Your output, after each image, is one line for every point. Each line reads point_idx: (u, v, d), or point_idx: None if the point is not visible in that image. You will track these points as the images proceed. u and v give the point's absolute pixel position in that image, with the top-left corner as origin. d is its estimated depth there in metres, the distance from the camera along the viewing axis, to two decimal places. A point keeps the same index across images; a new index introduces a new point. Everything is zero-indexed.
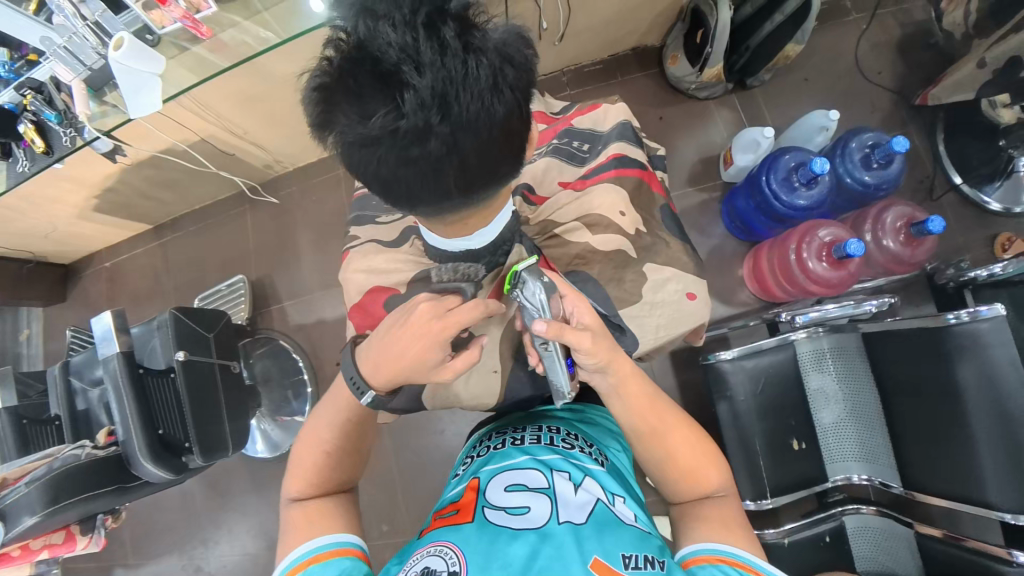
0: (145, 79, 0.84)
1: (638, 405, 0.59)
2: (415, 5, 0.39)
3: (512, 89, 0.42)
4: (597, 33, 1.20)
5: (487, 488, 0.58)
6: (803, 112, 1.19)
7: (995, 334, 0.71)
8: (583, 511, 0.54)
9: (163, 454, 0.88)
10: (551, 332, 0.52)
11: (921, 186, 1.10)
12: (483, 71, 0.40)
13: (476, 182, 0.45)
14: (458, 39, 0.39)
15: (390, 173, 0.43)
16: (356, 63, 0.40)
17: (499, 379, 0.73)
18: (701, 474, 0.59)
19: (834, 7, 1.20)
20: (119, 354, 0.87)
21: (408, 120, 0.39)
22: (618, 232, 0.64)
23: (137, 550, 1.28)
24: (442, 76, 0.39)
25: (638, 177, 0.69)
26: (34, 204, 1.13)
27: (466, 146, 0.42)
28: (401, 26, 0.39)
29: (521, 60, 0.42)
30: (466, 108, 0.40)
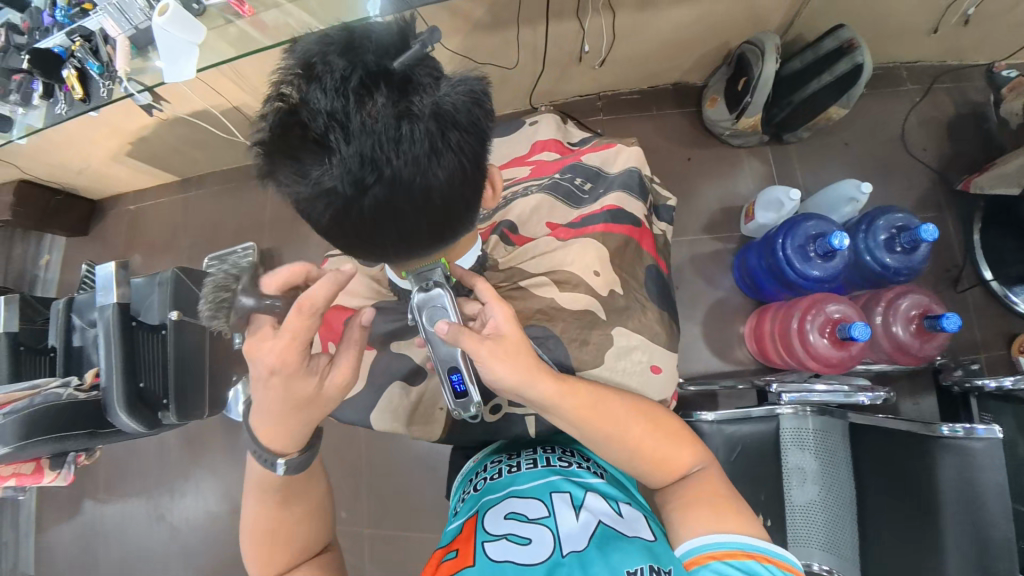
0: (184, 47, 0.87)
1: (583, 410, 0.53)
2: (348, 69, 0.38)
3: (454, 150, 0.40)
4: (638, 63, 1.18)
5: (484, 519, 0.53)
6: (836, 177, 1.14)
7: (987, 456, 0.67)
8: (586, 536, 0.50)
9: (138, 406, 0.91)
10: (450, 334, 0.49)
11: (948, 275, 1.05)
12: (418, 137, 0.38)
13: (419, 240, 0.45)
14: (391, 104, 0.38)
15: (331, 228, 0.43)
16: (288, 126, 0.39)
17: (442, 419, 0.70)
18: (674, 457, 0.56)
19: (889, 75, 1.15)
20: (114, 305, 0.90)
21: (340, 183, 0.39)
22: (588, 292, 0.62)
23: (109, 486, 1.33)
24: (371, 141, 0.38)
25: (625, 235, 0.66)
26: (70, 142, 1.18)
27: (401, 207, 0.41)
28: (331, 91, 0.38)
29: (467, 120, 0.41)
30: (400, 172, 0.39)
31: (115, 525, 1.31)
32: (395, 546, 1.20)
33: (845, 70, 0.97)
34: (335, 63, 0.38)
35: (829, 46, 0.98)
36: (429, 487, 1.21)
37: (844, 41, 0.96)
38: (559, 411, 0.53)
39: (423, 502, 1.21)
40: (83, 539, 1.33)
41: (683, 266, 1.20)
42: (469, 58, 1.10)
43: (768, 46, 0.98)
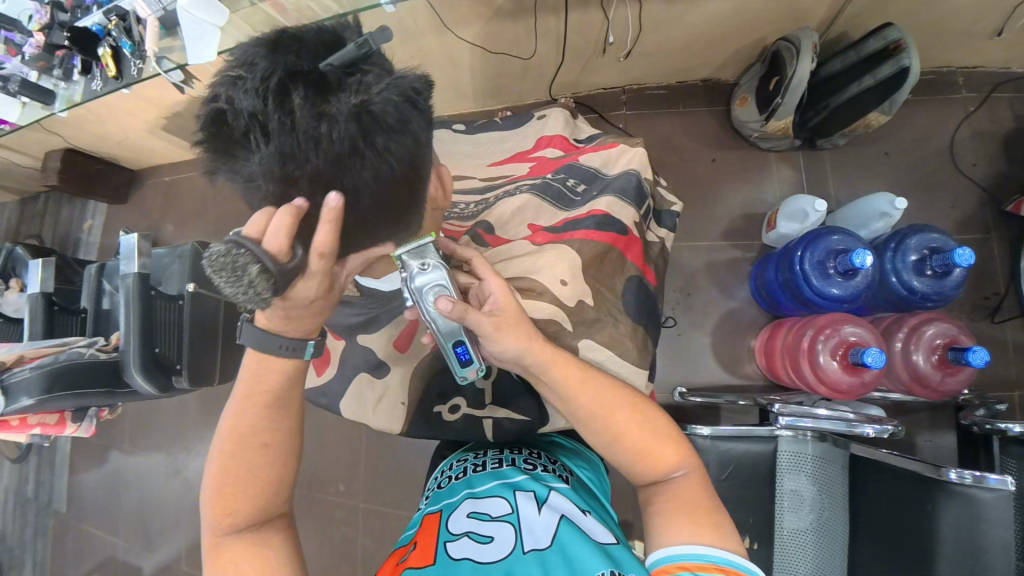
0: (206, 29, 0.89)
1: (579, 384, 0.52)
2: (268, 68, 0.37)
3: (378, 151, 0.39)
4: (666, 56, 1.12)
5: (448, 519, 0.54)
6: (872, 189, 1.06)
7: (997, 509, 0.62)
8: (549, 534, 0.49)
9: (153, 370, 0.97)
10: (456, 312, 0.48)
11: (986, 303, 0.96)
12: (338, 136, 0.38)
13: (357, 235, 0.46)
14: (310, 104, 0.37)
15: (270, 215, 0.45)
16: (220, 122, 0.40)
17: (404, 413, 0.69)
18: (660, 454, 0.52)
19: (943, 79, 1.05)
20: (135, 275, 0.95)
21: (268, 181, 0.40)
22: (552, 301, 0.58)
23: (134, 437, 1.43)
24: (290, 141, 0.38)
25: (606, 243, 0.63)
26: (110, 113, 1.24)
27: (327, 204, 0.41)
28: (252, 90, 0.38)
29: (392, 118, 0.39)
30: (323, 170, 0.39)
31: (136, 475, 1.42)
32: (386, 523, 1.24)
33: (890, 73, 0.89)
34: (260, 61, 0.38)
35: (874, 47, 0.90)
36: (422, 472, 1.24)
37: (890, 42, 0.88)
38: (549, 380, 0.52)
39: (415, 485, 1.24)
40: (108, 485, 1.45)
41: (696, 273, 1.16)
42: (488, 46, 1.08)
43: (804, 45, 0.92)
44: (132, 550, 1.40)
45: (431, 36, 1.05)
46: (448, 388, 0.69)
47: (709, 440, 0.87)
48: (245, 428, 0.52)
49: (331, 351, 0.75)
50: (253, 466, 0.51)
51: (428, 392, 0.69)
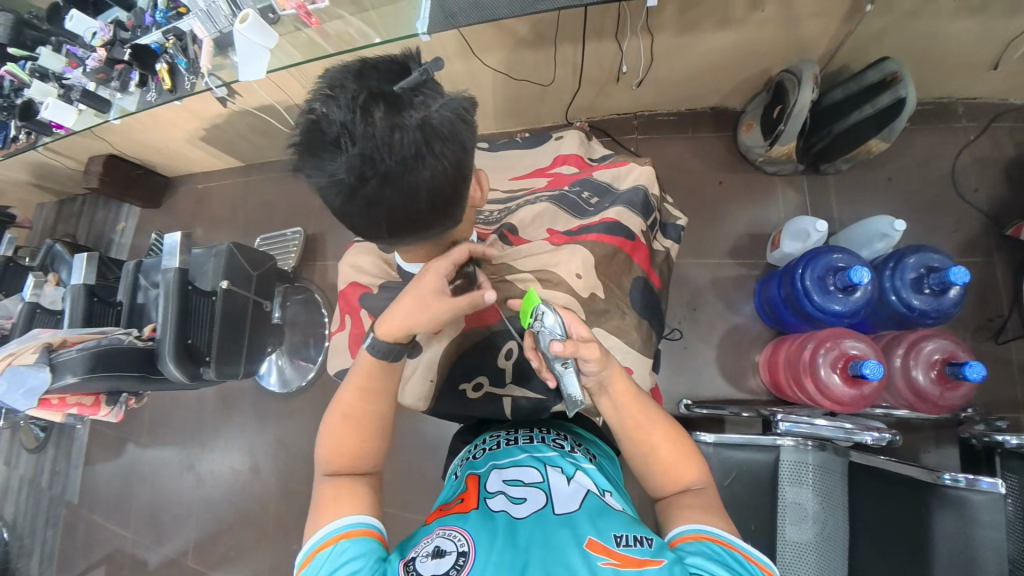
0: (257, 50, 0.98)
1: (626, 399, 0.58)
2: (357, 89, 0.44)
3: (439, 156, 0.45)
4: (678, 84, 1.20)
5: (485, 480, 0.59)
6: (874, 212, 1.11)
7: (988, 510, 0.64)
8: (577, 499, 0.55)
9: (184, 359, 1.02)
10: (570, 347, 0.53)
11: (989, 324, 0.99)
12: (408, 141, 0.44)
13: (415, 231, 0.51)
14: (387, 116, 0.44)
15: (338, 212, 0.50)
16: (311, 132, 0.46)
17: (431, 390, 0.75)
18: (680, 467, 0.58)
19: (943, 109, 1.10)
20: (176, 270, 1.02)
21: (342, 178, 0.46)
22: (567, 292, 0.64)
23: (153, 430, 1.48)
24: (370, 145, 0.44)
25: (615, 245, 0.68)
26: (157, 123, 1.35)
27: (392, 199, 0.46)
28: (344, 105, 0.44)
29: (450, 131, 0.46)
30: (392, 170, 0.45)
31: (152, 468, 1.46)
32: (393, 524, 1.26)
33: (888, 103, 0.95)
34: (349, 83, 0.45)
35: (872, 78, 0.96)
36: (431, 474, 1.27)
37: (886, 74, 0.94)
38: (615, 393, 0.58)
39: (424, 487, 1.26)
40: (124, 476, 1.49)
41: (703, 288, 1.20)
42: (510, 72, 1.17)
43: (805, 75, 0.98)
44: (141, 542, 1.43)
45: (458, 61, 1.14)
46: (473, 366, 0.75)
47: (715, 447, 0.91)
48: (355, 399, 0.62)
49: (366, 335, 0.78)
50: (357, 430, 0.61)
51: (455, 371, 0.75)
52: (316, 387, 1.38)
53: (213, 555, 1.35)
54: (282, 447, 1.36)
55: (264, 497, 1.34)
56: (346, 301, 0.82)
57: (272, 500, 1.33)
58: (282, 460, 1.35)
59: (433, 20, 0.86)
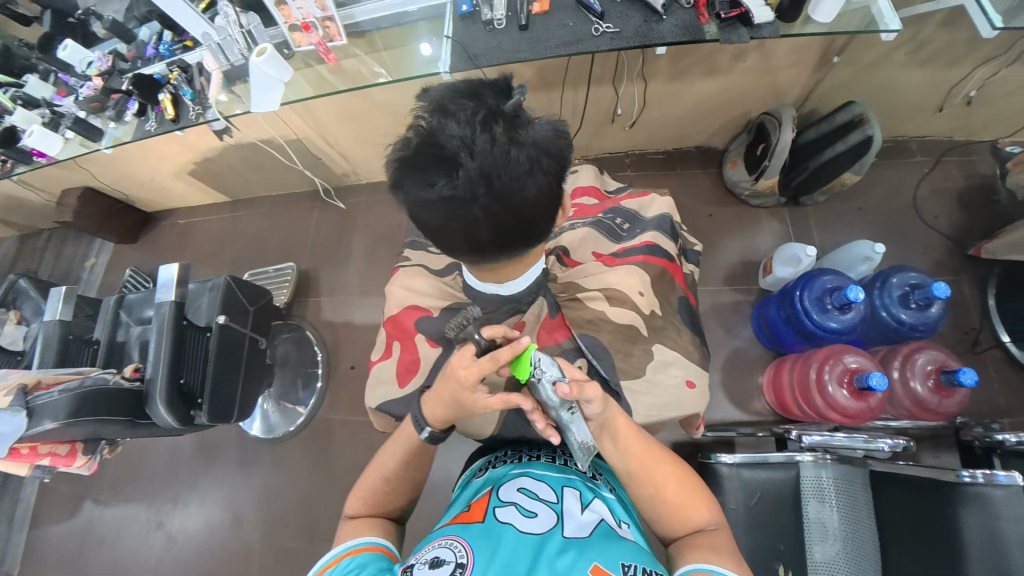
0: (271, 82, 0.99)
1: (630, 434, 0.58)
2: (476, 106, 0.46)
3: (546, 174, 0.48)
4: (667, 126, 1.29)
5: (499, 490, 0.58)
6: (851, 238, 1.21)
7: (1008, 505, 0.68)
8: (588, 526, 0.53)
9: (175, 402, 0.94)
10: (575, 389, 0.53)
11: (965, 336, 1.08)
12: (526, 162, 0.46)
13: (507, 250, 0.53)
14: (506, 135, 0.45)
15: (437, 224, 0.50)
16: (422, 145, 0.46)
17: (495, 417, 0.74)
18: (687, 505, 0.56)
19: (899, 148, 1.25)
20: (172, 303, 0.96)
21: (455, 193, 0.46)
22: (632, 308, 0.68)
23: (117, 486, 1.33)
24: (489, 161, 0.45)
25: (663, 265, 0.73)
26: (147, 155, 1.31)
27: (500, 214, 0.48)
28: (464, 121, 0.45)
29: (555, 151, 0.49)
30: (506, 186, 0.47)
31: (113, 531, 1.30)
32: None
33: (858, 140, 1.05)
34: (465, 101, 0.46)
35: (842, 119, 1.08)
36: (437, 516, 1.19)
37: (855, 116, 1.05)
38: (614, 433, 0.58)
39: (429, 532, 1.18)
40: (76, 543, 1.31)
41: (704, 314, 1.25)
42: None
43: (785, 116, 1.08)
44: None
45: None
46: None
47: (734, 468, 0.92)
48: (391, 463, 0.65)
49: (420, 360, 0.76)
50: (390, 488, 0.64)
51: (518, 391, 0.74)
52: (309, 430, 1.30)
53: None
54: (269, 497, 1.25)
55: (246, 556, 1.21)
56: (397, 327, 0.80)
57: (256, 558, 1.20)
58: (268, 512, 1.23)
59: (457, 61, 0.91)
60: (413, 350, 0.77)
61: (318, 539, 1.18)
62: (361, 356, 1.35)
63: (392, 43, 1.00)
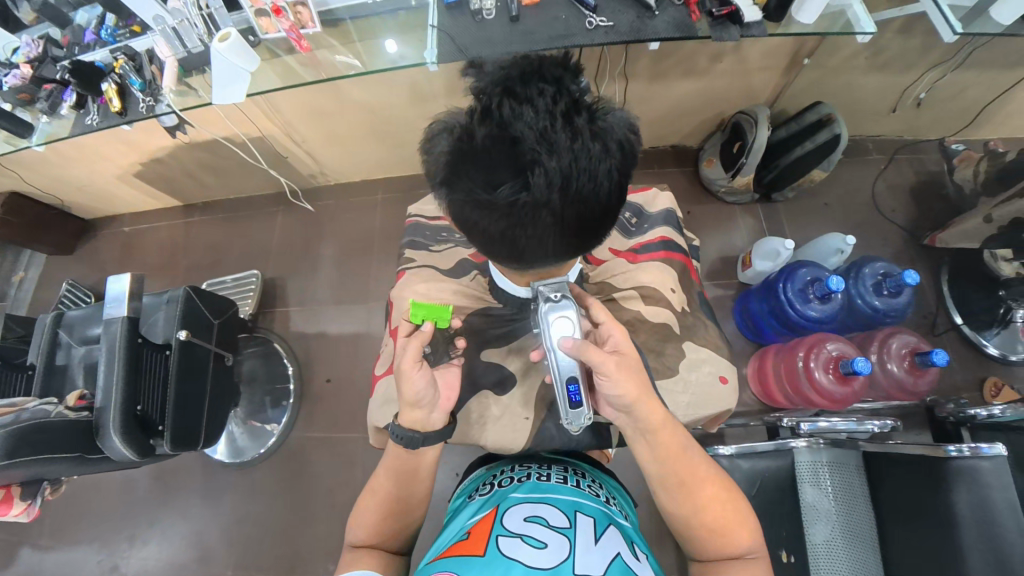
0: (237, 73, 0.90)
1: (673, 450, 0.56)
2: (556, 96, 0.44)
3: (618, 173, 0.48)
4: (646, 126, 1.31)
5: (505, 516, 0.53)
6: (821, 232, 1.28)
7: (995, 475, 0.73)
8: (603, 562, 0.48)
9: (133, 430, 0.83)
10: (576, 347, 0.52)
11: (925, 320, 1.17)
12: (604, 159, 0.46)
13: (567, 249, 0.54)
14: (588, 129, 0.45)
15: (501, 227, 0.49)
16: (495, 138, 0.45)
17: (529, 427, 0.70)
18: (733, 533, 0.54)
19: (857, 146, 1.33)
20: (124, 319, 0.84)
21: (533, 194, 0.45)
22: (667, 306, 0.70)
23: (58, 529, 1.18)
24: (569, 158, 0.44)
25: (683, 262, 0.76)
26: (84, 155, 1.16)
27: (571, 214, 0.48)
28: (543, 112, 0.44)
29: (627, 148, 0.49)
30: (583, 184, 0.46)
31: None
32: None
33: (826, 138, 1.10)
34: (543, 89, 0.45)
35: (810, 119, 1.13)
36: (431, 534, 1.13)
37: (823, 115, 1.10)
38: (654, 440, 0.56)
39: (423, 551, 1.12)
40: None
41: None
42: None
43: (760, 116, 1.12)
44: None
45: (442, 99, 1.11)
46: None
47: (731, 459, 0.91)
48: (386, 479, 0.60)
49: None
50: (390, 512, 0.59)
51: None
52: (282, 452, 1.19)
53: None
54: (239, 528, 1.14)
55: None
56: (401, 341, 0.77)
57: None
58: (241, 545, 1.12)
59: (444, 51, 0.85)
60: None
61: (301, 570, 1.09)
62: (339, 368, 1.27)
63: (371, 34, 0.94)
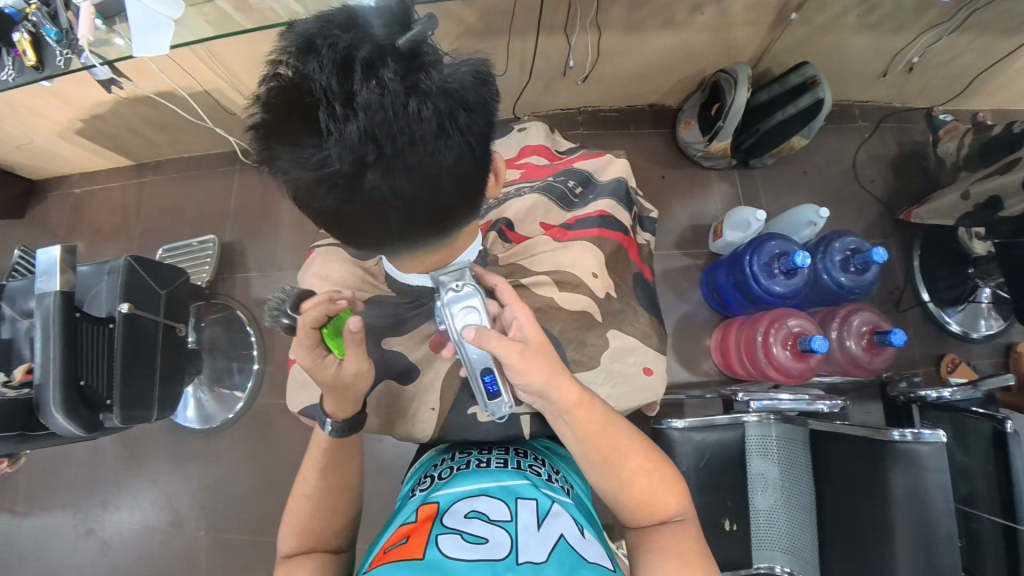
0: (160, 22, 0.81)
1: (592, 428, 0.55)
2: (357, 42, 0.36)
3: (463, 132, 0.38)
4: (620, 83, 1.22)
5: (444, 514, 0.53)
6: (795, 202, 1.24)
7: (934, 459, 0.74)
8: (545, 549, 0.49)
9: (77, 407, 0.82)
10: (476, 338, 0.48)
11: (891, 296, 1.15)
12: (432, 114, 0.37)
13: (430, 228, 0.43)
14: (399, 80, 0.36)
15: (333, 208, 0.40)
16: (282, 99, 0.37)
17: (435, 418, 0.70)
18: (660, 503, 0.56)
19: (843, 111, 1.26)
20: (57, 292, 0.81)
21: (341, 164, 0.37)
22: (587, 294, 0.65)
23: (30, 493, 1.20)
24: (378, 116, 0.36)
25: (619, 242, 0.70)
26: (14, 112, 1.08)
27: (406, 191, 0.39)
28: (333, 63, 0.36)
29: (478, 101, 0.39)
30: (406, 149, 0.37)
31: (31, 540, 1.17)
32: None
33: (808, 104, 1.04)
34: (338, 34, 0.37)
35: (794, 81, 1.05)
36: (391, 497, 1.17)
37: (807, 78, 1.03)
38: (570, 420, 0.55)
39: (386, 511, 1.16)
40: None
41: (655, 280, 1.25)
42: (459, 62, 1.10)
43: (741, 76, 1.04)
44: None
45: None
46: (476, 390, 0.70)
47: (684, 432, 0.91)
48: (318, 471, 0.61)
49: None
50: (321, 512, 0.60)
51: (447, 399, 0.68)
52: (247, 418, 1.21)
53: None
54: (209, 492, 1.18)
55: (189, 554, 1.14)
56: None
57: (202, 557, 1.14)
58: (211, 507, 1.17)
59: None
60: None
61: (271, 530, 1.15)
62: None
63: None
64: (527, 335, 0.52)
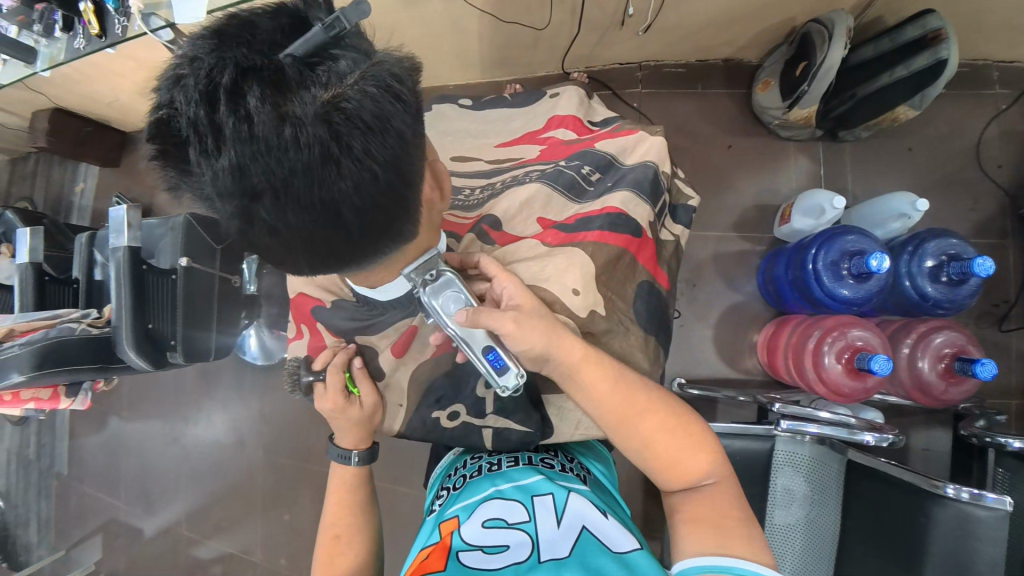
0: None
1: (602, 388, 0.53)
2: (222, 66, 0.36)
3: (351, 158, 0.36)
4: (689, 34, 1.05)
5: (463, 523, 0.54)
6: (893, 185, 1.03)
7: (991, 526, 0.63)
8: (567, 543, 0.50)
9: (145, 345, 0.95)
10: (471, 316, 0.51)
11: (995, 310, 0.95)
12: (306, 141, 0.35)
13: (342, 257, 0.43)
14: (268, 107, 0.35)
15: (242, 235, 0.41)
16: (168, 133, 0.39)
17: (401, 414, 0.67)
18: (688, 462, 0.53)
19: (977, 74, 1.01)
20: (126, 248, 0.91)
21: (229, 197, 0.38)
22: (565, 314, 0.58)
23: (132, 404, 1.44)
24: (248, 148, 0.36)
25: (620, 246, 0.62)
26: (98, 72, 1.18)
27: (299, 222, 0.38)
28: (199, 91, 0.36)
29: (365, 118, 0.36)
30: (289, 180, 0.37)
31: (135, 442, 1.43)
32: None
33: (923, 65, 0.83)
34: (204, 59, 0.37)
35: (909, 35, 0.83)
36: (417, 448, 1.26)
37: (929, 31, 0.82)
38: (582, 382, 0.53)
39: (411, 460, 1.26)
40: (106, 454, 1.45)
41: (704, 264, 1.13)
42: (499, 14, 1.00)
43: (838, 29, 0.84)
44: (133, 513, 1.41)
45: (438, 0, 0.96)
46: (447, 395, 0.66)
47: None
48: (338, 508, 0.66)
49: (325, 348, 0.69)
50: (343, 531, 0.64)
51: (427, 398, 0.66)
52: None
53: (206, 525, 1.35)
54: (266, 421, 1.34)
55: (251, 470, 1.34)
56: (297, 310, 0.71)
57: (259, 474, 1.33)
58: (267, 435, 1.34)
59: None
60: (319, 335, 0.69)
61: (314, 461, 1.29)
62: None
63: None
64: (518, 301, 0.54)
